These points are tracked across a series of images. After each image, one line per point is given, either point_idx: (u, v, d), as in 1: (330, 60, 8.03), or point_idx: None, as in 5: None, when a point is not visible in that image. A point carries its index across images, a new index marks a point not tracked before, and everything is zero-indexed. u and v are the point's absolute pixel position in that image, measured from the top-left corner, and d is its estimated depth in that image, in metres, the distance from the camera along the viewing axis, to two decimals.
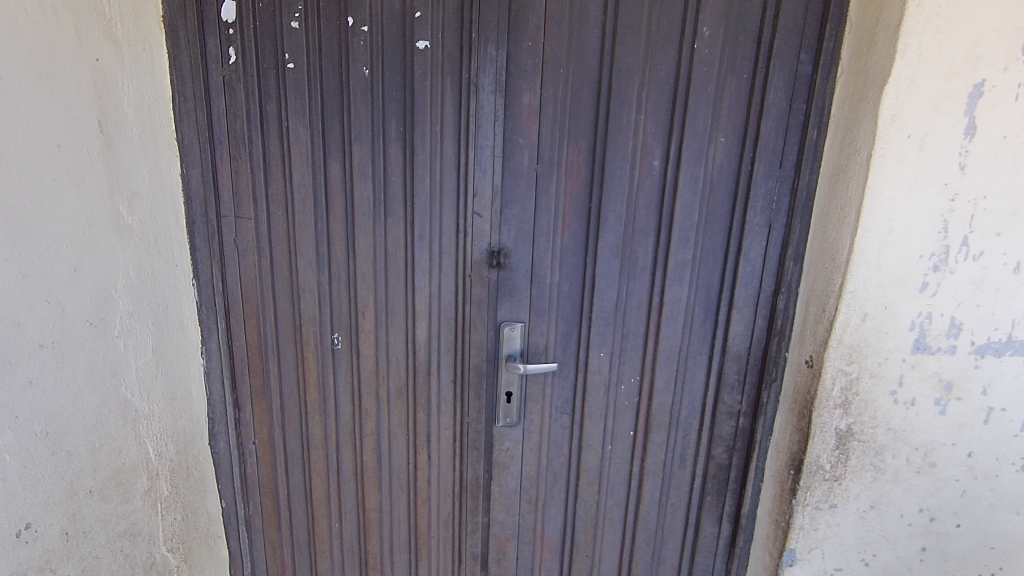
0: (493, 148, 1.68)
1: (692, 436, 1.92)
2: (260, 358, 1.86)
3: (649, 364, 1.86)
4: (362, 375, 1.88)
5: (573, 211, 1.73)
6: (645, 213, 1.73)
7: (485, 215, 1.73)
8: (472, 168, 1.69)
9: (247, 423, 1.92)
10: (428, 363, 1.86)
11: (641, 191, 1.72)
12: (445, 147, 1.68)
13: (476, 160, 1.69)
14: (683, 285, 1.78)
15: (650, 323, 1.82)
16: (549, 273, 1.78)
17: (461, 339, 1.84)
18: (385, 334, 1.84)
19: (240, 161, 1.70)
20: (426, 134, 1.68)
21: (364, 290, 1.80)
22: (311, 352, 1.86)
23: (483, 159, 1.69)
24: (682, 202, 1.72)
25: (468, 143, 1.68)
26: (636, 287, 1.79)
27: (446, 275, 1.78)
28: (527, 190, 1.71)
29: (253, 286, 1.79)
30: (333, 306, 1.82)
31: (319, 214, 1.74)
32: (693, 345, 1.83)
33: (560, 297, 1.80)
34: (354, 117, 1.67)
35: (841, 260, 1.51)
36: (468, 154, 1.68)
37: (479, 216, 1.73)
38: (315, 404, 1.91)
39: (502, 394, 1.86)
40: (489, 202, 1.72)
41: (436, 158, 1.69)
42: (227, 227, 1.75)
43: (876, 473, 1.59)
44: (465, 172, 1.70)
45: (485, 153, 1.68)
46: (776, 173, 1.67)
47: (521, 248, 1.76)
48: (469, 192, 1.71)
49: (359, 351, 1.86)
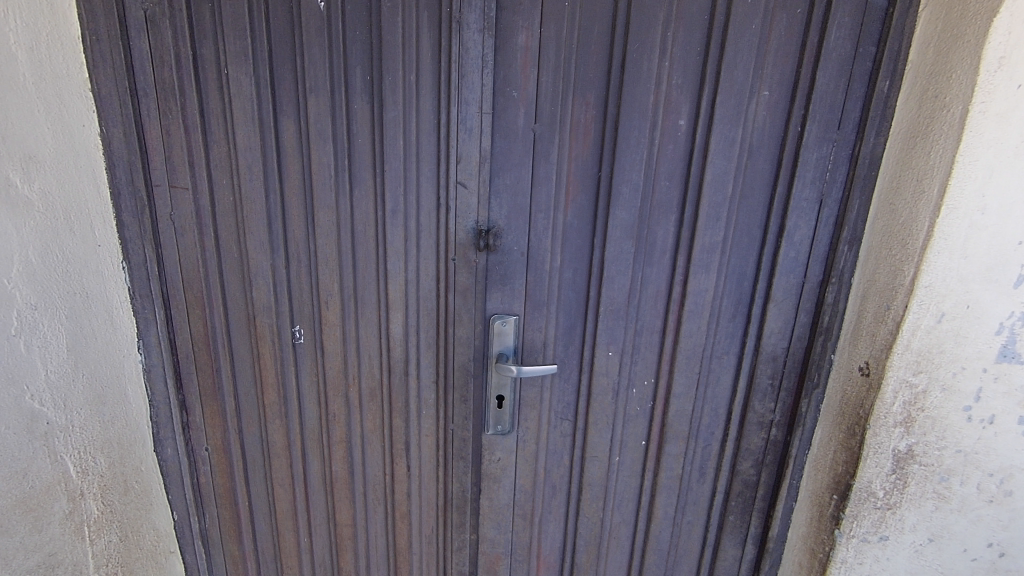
0: (480, 103, 1.36)
1: (714, 446, 1.64)
2: (209, 354, 1.59)
3: (667, 365, 1.57)
4: (328, 375, 1.61)
5: (579, 182, 1.42)
6: (666, 184, 1.41)
7: (472, 186, 1.42)
8: (455, 128, 1.37)
9: (198, 428, 1.66)
10: (406, 362, 1.59)
11: (662, 156, 1.40)
12: (421, 101, 1.36)
13: (460, 117, 1.36)
14: (711, 273, 1.47)
15: (669, 317, 1.52)
16: (548, 256, 1.48)
17: (444, 335, 1.55)
18: (354, 328, 1.56)
19: (172, 118, 1.39)
20: (396, 85, 1.35)
21: (328, 277, 1.51)
22: (268, 348, 1.58)
23: (469, 117, 1.36)
24: (712, 170, 1.39)
25: (449, 97, 1.35)
26: (653, 274, 1.49)
27: (426, 258, 1.49)
28: (522, 156, 1.40)
29: (196, 270, 1.50)
30: (294, 294, 1.53)
31: (270, 184, 1.43)
32: (719, 343, 1.54)
33: (561, 285, 1.51)
34: (308, 64, 1.35)
35: (916, 247, 1.20)
36: (450, 110, 1.36)
37: (465, 187, 1.42)
38: (275, 406, 1.64)
39: (492, 398, 1.58)
40: (476, 170, 1.40)
41: (410, 115, 1.37)
42: (161, 199, 1.44)
43: (939, 502, 1.32)
44: (446, 132, 1.38)
45: (471, 109, 1.36)
46: (833, 135, 1.34)
47: (516, 226, 1.45)
48: (452, 158, 1.39)
49: (324, 347, 1.58)
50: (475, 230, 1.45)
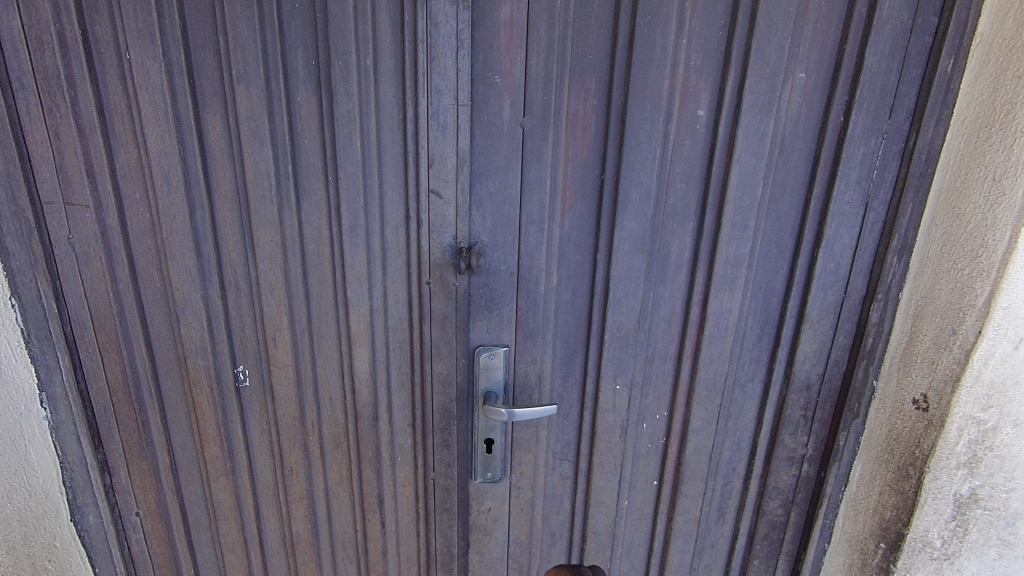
0: (455, 91, 1.09)
1: (735, 484, 1.43)
2: (131, 406, 1.29)
3: (683, 398, 1.34)
4: (281, 424, 1.33)
5: (578, 186, 1.18)
6: (682, 186, 1.17)
7: (448, 195, 1.15)
8: (424, 123, 1.10)
9: (125, 491, 1.37)
10: (376, 405, 1.32)
11: (678, 153, 1.15)
12: (381, 91, 1.08)
13: (430, 110, 1.09)
14: (735, 291, 1.25)
15: (686, 342, 1.29)
16: (543, 277, 1.24)
17: (420, 372, 1.29)
18: (310, 368, 1.28)
19: (60, 116, 1.08)
20: (349, 70, 1.07)
21: (274, 309, 1.23)
22: (205, 395, 1.30)
23: (443, 109, 1.09)
24: (739, 170, 1.16)
25: (416, 85, 1.08)
26: (667, 293, 1.26)
27: (394, 283, 1.22)
28: (508, 156, 1.14)
29: (108, 306, 1.20)
30: (235, 330, 1.25)
31: (194, 197, 1.14)
32: (743, 370, 1.32)
33: (558, 309, 1.27)
34: (232, 43, 1.05)
35: (993, 261, 0.99)
36: (419, 101, 1.09)
37: (439, 196, 1.15)
38: (218, 462, 1.37)
39: (481, 443, 1.34)
40: (452, 175, 1.14)
41: (368, 107, 1.09)
42: (54, 220, 1.13)
43: (1003, 548, 1.11)
44: (414, 129, 1.11)
45: (444, 99, 1.09)
46: (883, 126, 1.11)
47: (503, 241, 1.20)
48: (422, 160, 1.12)
49: (275, 392, 1.30)
50: (454, 249, 1.19)
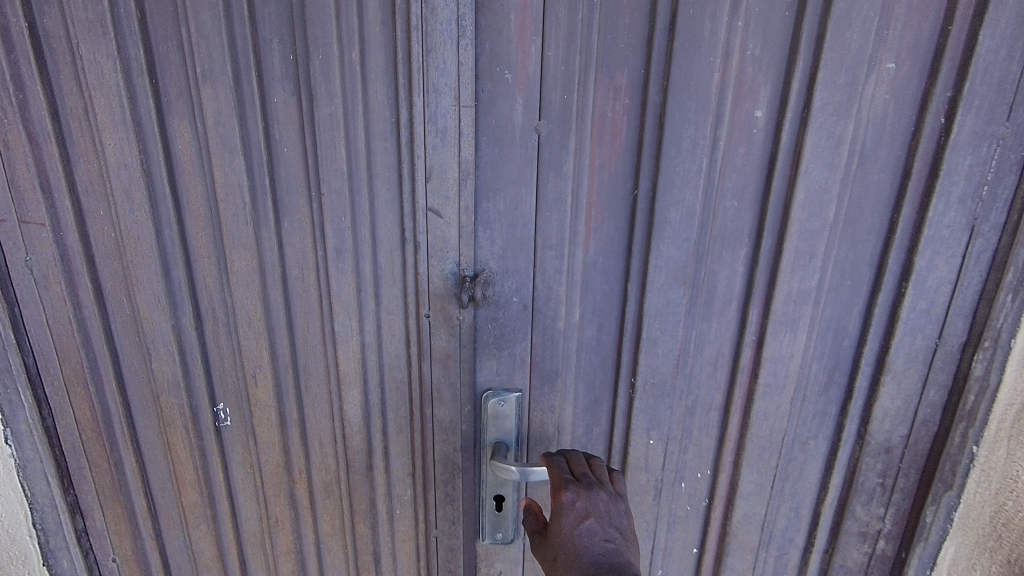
0: (456, 91, 0.90)
1: (793, 559, 1.19)
2: (103, 445, 1.14)
3: (730, 455, 1.12)
4: (263, 471, 1.17)
5: (606, 204, 0.98)
6: (734, 204, 0.96)
7: (450, 214, 0.96)
8: (421, 128, 0.92)
9: (101, 536, 1.23)
10: (370, 453, 1.14)
11: (729, 165, 0.94)
12: (369, 91, 0.91)
13: (427, 113, 0.91)
14: (799, 332, 1.02)
15: (735, 390, 1.08)
16: (562, 311, 1.04)
17: (419, 417, 1.11)
18: (295, 409, 1.12)
19: (9, 123, 0.95)
20: (330, 67, 0.90)
21: (253, 342, 1.07)
22: (180, 436, 1.15)
23: (442, 113, 0.91)
24: (807, 185, 0.93)
25: (410, 84, 0.90)
26: (712, 332, 1.04)
27: (389, 315, 1.04)
28: (521, 169, 0.95)
29: (70, 336, 1.06)
30: (212, 364, 1.10)
31: (161, 215, 0.99)
32: (805, 426, 1.09)
33: (580, 348, 1.07)
34: (196, 36, 0.90)
35: None
36: (413, 103, 0.91)
37: (438, 216, 0.97)
38: (197, 509, 1.21)
39: (490, 499, 1.14)
40: (454, 190, 0.95)
41: (353, 111, 0.92)
42: (9, 240, 1.01)
43: None
44: (409, 135, 0.93)
45: (443, 101, 0.91)
46: (998, 130, 0.87)
47: (515, 269, 1.01)
48: (419, 173, 0.94)
49: (257, 435, 1.14)
50: (457, 278, 1.00)
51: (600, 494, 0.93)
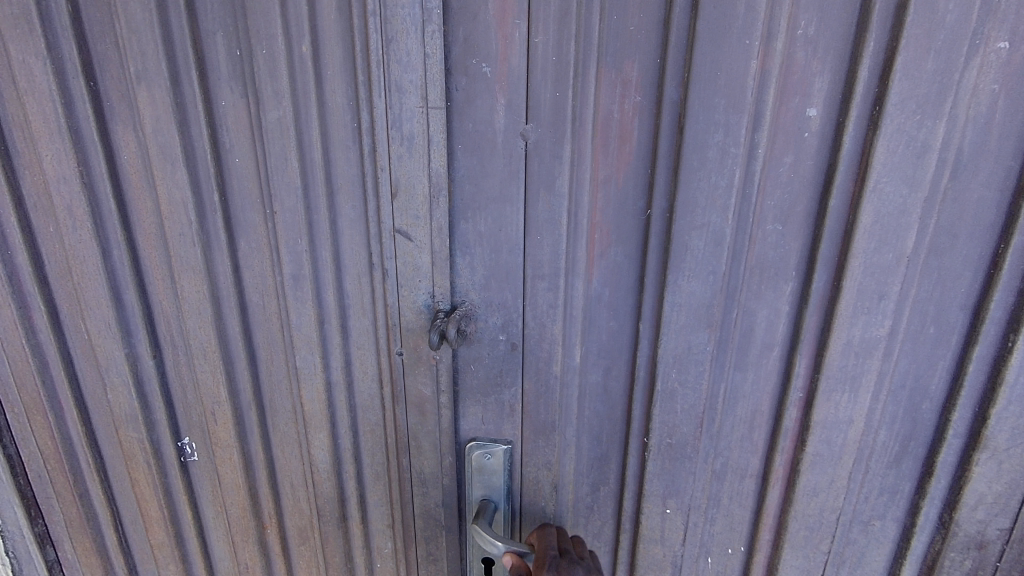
0: (423, 89, 0.74)
1: None
2: (66, 477, 1.07)
3: (770, 533, 0.92)
4: (230, 514, 1.06)
5: (612, 226, 0.79)
6: (777, 229, 0.75)
7: (420, 236, 0.81)
8: (384, 135, 0.76)
9: (73, 567, 1.16)
10: (342, 503, 1.01)
11: (771, 178, 0.73)
12: (325, 90, 0.76)
13: (391, 117, 0.75)
14: (862, 392, 0.80)
15: (777, 457, 0.86)
16: (560, 353, 0.86)
17: (396, 466, 0.96)
18: (261, 450, 1.00)
19: None
20: (276, 63, 0.75)
21: (211, 377, 0.95)
22: (144, 472, 1.05)
23: (408, 116, 0.75)
24: (878, 206, 0.70)
25: (369, 81, 0.74)
26: (749, 385, 0.84)
27: (358, 352, 0.89)
28: (504, 183, 0.78)
29: (24, 363, 0.98)
30: (174, 397, 0.99)
31: (106, 234, 0.88)
32: (868, 506, 0.87)
33: (583, 396, 0.89)
34: (128, 29, 0.77)
35: None
36: (374, 105, 0.75)
37: (407, 238, 0.81)
38: (166, 548, 1.12)
39: (476, 565, 0.97)
40: (424, 209, 0.79)
41: (305, 115, 0.77)
42: None
43: None
44: (371, 144, 0.77)
45: (409, 102, 0.74)
46: None
47: (501, 303, 0.84)
48: (383, 188, 0.79)
49: (223, 475, 1.03)
50: (431, 312, 0.85)
51: (581, 569, 0.80)
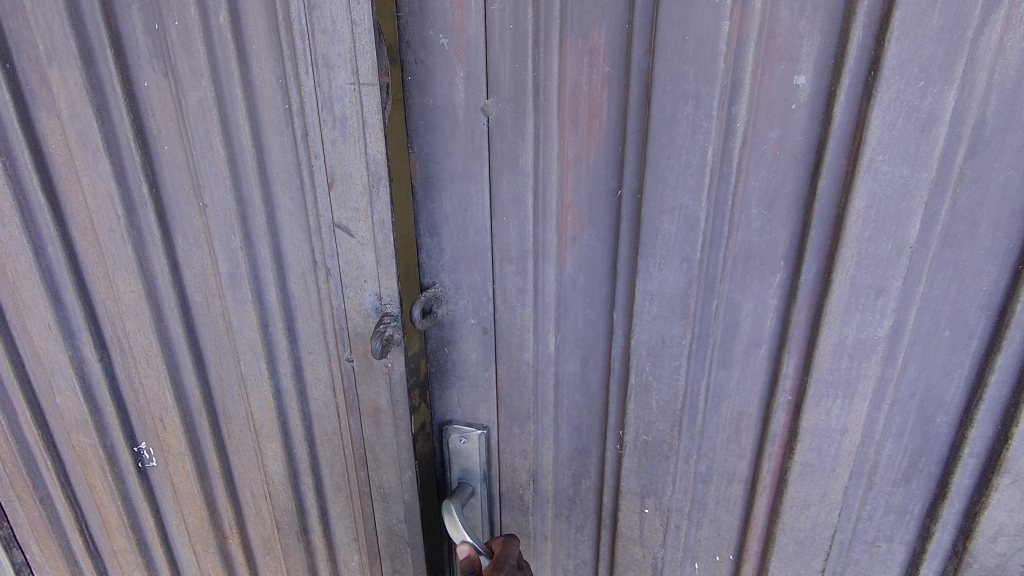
0: (351, 63, 0.67)
1: None
2: (24, 478, 1.16)
3: (759, 544, 0.85)
4: (190, 520, 1.14)
5: (585, 208, 0.74)
6: (762, 213, 0.67)
7: (360, 231, 0.75)
8: (316, 118, 0.72)
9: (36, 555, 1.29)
10: (300, 514, 1.05)
11: (754, 156, 0.65)
12: (251, 67, 0.73)
13: (320, 96, 0.70)
14: (859, 399, 0.71)
15: (765, 464, 0.79)
16: (531, 340, 0.83)
17: (355, 480, 0.97)
18: (215, 458, 1.05)
19: None
20: (191, 38, 0.74)
21: (153, 380, 0.99)
22: (100, 477, 1.13)
23: (338, 95, 0.69)
24: (872, 188, 0.61)
25: (294, 56, 0.70)
26: (732, 383, 0.77)
27: (308, 347, 0.89)
28: (467, 162, 0.75)
29: None
30: (125, 400, 1.04)
31: (38, 235, 0.91)
32: (870, 524, 0.78)
33: (559, 385, 0.86)
34: (35, 9, 0.77)
35: None
36: (303, 83, 0.71)
37: (348, 232, 0.76)
38: (127, 552, 1.21)
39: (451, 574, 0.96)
40: (364, 202, 0.73)
41: (230, 94, 0.75)
42: None
43: None
44: (302, 127, 0.74)
45: (337, 78, 0.68)
46: None
47: (470, 286, 0.82)
48: (320, 177, 0.75)
49: (177, 484, 1.10)
50: (377, 317, 0.79)
51: None
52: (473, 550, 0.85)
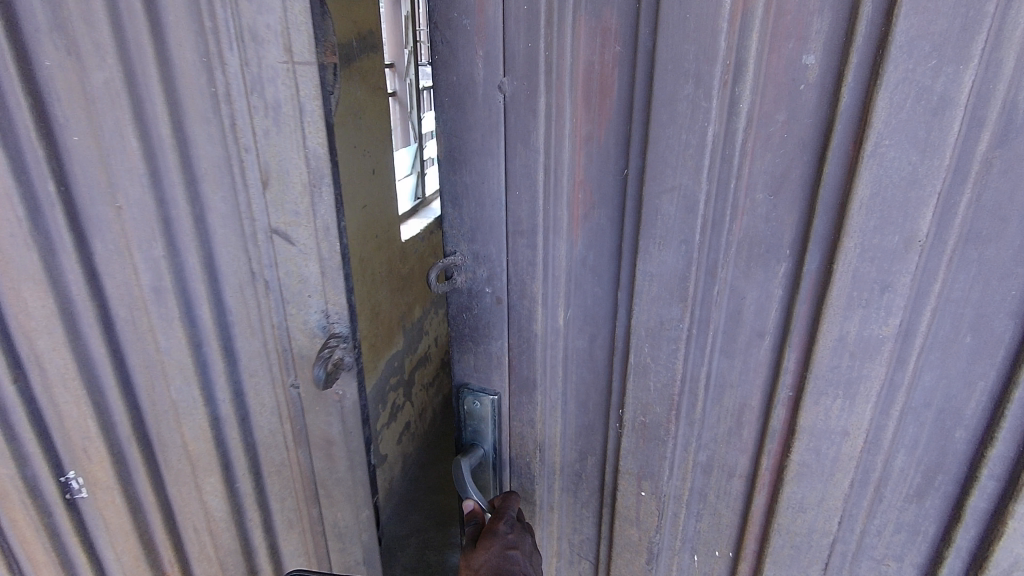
0: (285, 38, 0.69)
1: None
2: None
3: (755, 544, 0.83)
4: (122, 562, 0.94)
5: (594, 186, 0.76)
6: (766, 199, 0.65)
7: (301, 238, 0.79)
8: (244, 103, 0.73)
9: None
10: (248, 555, 0.97)
11: (760, 139, 0.63)
12: (169, 44, 0.70)
13: (250, 79, 0.72)
14: (863, 402, 0.67)
15: (764, 461, 0.77)
16: (539, 313, 0.86)
17: (307, 513, 0.97)
18: (150, 492, 0.89)
19: None
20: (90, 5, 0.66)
21: (71, 407, 0.81)
22: (20, 512, 0.86)
23: (270, 76, 0.71)
24: (876, 175, 0.58)
25: (216, 29, 0.70)
26: (734, 374, 0.75)
27: (246, 361, 0.85)
28: (484, 137, 0.79)
29: None
30: (48, 426, 0.82)
31: None
32: (875, 538, 0.75)
33: (565, 360, 0.88)
34: None
35: None
36: (229, 65, 0.71)
37: (288, 240, 0.79)
38: None
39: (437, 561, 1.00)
40: (303, 205, 0.78)
41: (144, 75, 0.70)
42: None
43: None
44: (229, 115, 0.74)
45: (271, 55, 0.70)
46: None
47: (486, 256, 0.86)
48: (252, 175, 0.76)
49: (104, 523, 0.90)
50: (324, 336, 0.84)
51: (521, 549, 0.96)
52: (479, 507, 0.94)
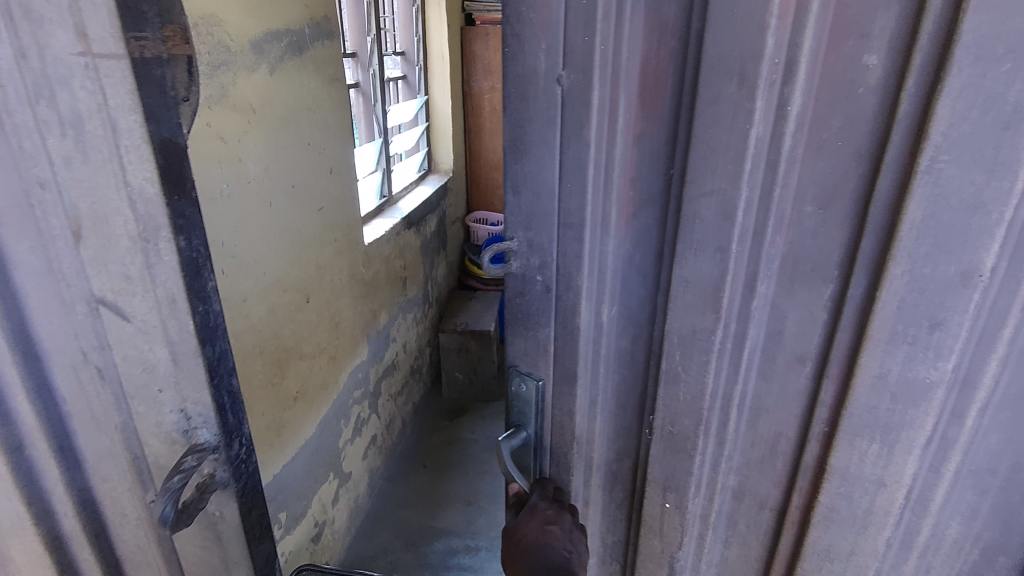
0: (75, 18, 0.57)
1: None
2: None
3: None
4: None
5: (643, 183, 0.76)
6: (814, 211, 0.59)
7: (138, 311, 0.69)
8: (39, 110, 0.58)
9: None
10: None
11: (812, 145, 0.58)
12: None
13: (45, 76, 0.58)
14: (908, 452, 0.59)
15: (794, 496, 0.71)
16: (583, 307, 0.86)
17: None
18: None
19: None
20: None
21: None
22: None
23: (63, 74, 0.58)
24: (935, 191, 0.51)
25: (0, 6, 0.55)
26: (768, 397, 0.69)
27: (81, 428, 0.71)
28: (543, 129, 0.78)
29: None
30: None
31: None
32: None
33: (604, 356, 0.88)
34: None
35: None
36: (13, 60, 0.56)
37: (119, 315, 0.68)
38: None
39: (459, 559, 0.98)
40: (137, 267, 0.67)
41: None
42: None
43: None
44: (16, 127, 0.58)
45: (59, 45, 0.57)
46: None
47: (539, 244, 0.86)
48: (58, 220, 0.63)
49: None
50: (185, 446, 0.77)
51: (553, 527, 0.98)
52: (522, 488, 0.97)
